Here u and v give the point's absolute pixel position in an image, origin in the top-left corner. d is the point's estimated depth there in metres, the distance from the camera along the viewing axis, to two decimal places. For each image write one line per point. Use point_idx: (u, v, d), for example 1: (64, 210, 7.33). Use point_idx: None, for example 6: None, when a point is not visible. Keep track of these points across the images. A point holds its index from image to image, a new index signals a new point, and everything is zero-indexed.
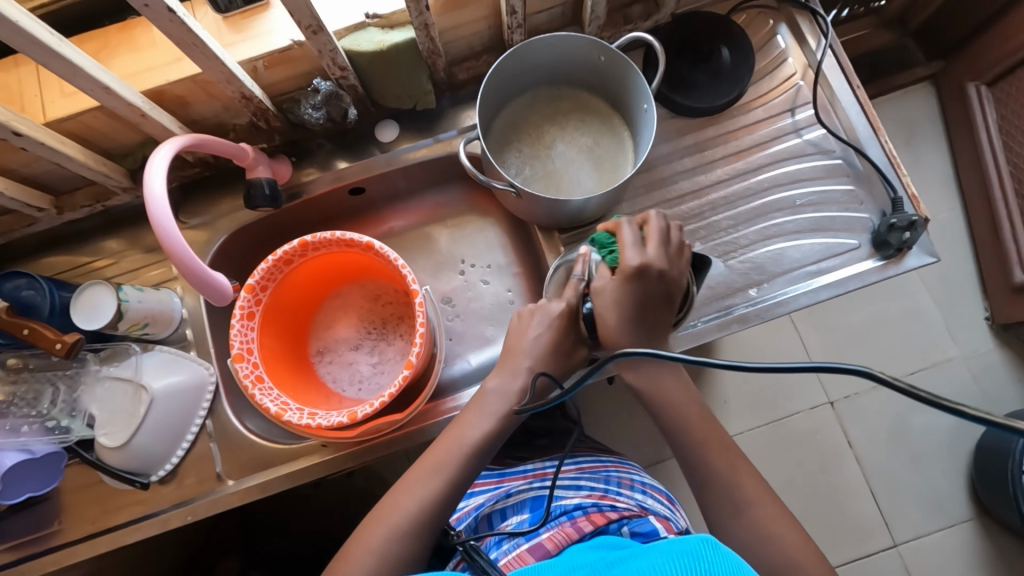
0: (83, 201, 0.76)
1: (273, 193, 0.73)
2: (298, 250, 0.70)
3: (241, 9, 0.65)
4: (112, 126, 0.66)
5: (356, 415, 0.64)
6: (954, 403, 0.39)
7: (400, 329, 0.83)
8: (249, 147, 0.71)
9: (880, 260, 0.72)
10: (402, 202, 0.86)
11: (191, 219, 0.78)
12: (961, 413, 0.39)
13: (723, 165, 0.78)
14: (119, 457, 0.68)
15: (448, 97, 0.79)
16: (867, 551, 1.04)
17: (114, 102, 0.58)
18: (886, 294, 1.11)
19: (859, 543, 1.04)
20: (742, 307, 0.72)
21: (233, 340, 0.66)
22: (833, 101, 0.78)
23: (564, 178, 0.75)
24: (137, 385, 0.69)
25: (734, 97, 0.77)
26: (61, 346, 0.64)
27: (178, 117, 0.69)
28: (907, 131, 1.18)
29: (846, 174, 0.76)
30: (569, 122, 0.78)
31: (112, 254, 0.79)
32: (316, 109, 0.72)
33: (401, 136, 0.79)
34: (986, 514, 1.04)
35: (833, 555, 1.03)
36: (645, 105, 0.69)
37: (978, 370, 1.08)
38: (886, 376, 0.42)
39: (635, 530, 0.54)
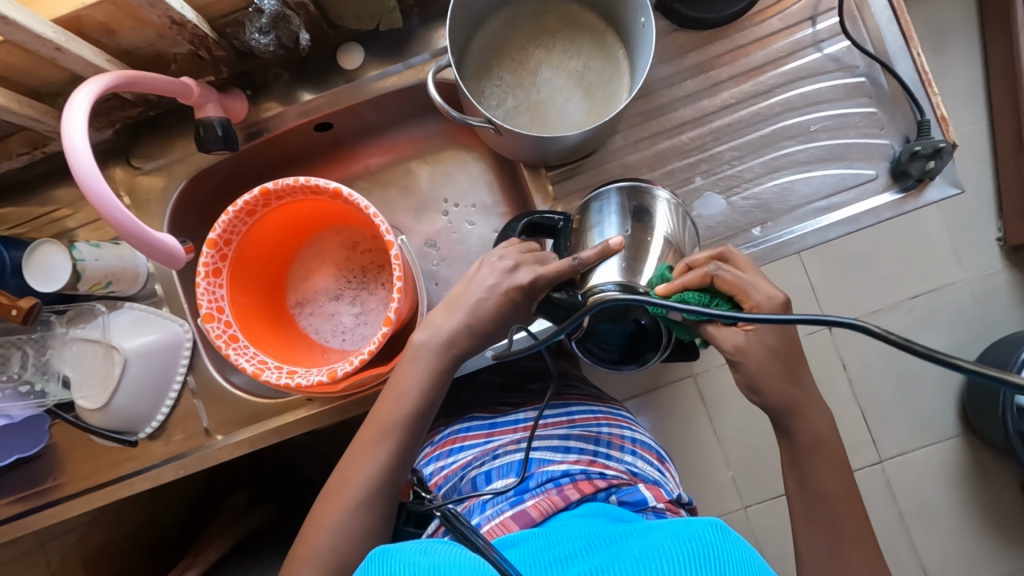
0: (19, 148, 0.69)
1: (227, 134, 0.66)
2: (261, 200, 0.65)
3: None
4: (31, 62, 0.58)
5: (336, 374, 0.61)
6: (945, 356, 0.37)
7: (381, 277, 0.79)
8: (193, 82, 0.63)
9: (897, 193, 0.65)
10: (374, 137, 0.78)
11: (144, 164, 0.71)
12: (953, 366, 0.37)
13: (730, 87, 0.70)
14: (101, 417, 0.67)
15: (417, 12, 0.69)
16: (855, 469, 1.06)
17: (19, 34, 0.50)
18: (897, 221, 1.05)
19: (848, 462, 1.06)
20: (744, 247, 0.67)
21: (200, 299, 0.62)
22: (861, 5, 0.68)
23: (551, 108, 0.67)
24: (108, 346, 0.67)
25: (747, 4, 0.67)
26: (16, 312, 0.60)
27: (106, 48, 0.60)
28: (939, 35, 1.05)
29: (869, 94, 0.68)
30: (557, 41, 0.68)
31: (65, 206, 0.73)
32: (263, 33, 0.62)
33: (366, 61, 0.70)
34: (973, 435, 1.06)
35: (855, 459, 1.07)
36: (642, 19, 0.59)
37: (985, 297, 1.04)
38: (875, 327, 0.40)
39: (624, 499, 0.56)
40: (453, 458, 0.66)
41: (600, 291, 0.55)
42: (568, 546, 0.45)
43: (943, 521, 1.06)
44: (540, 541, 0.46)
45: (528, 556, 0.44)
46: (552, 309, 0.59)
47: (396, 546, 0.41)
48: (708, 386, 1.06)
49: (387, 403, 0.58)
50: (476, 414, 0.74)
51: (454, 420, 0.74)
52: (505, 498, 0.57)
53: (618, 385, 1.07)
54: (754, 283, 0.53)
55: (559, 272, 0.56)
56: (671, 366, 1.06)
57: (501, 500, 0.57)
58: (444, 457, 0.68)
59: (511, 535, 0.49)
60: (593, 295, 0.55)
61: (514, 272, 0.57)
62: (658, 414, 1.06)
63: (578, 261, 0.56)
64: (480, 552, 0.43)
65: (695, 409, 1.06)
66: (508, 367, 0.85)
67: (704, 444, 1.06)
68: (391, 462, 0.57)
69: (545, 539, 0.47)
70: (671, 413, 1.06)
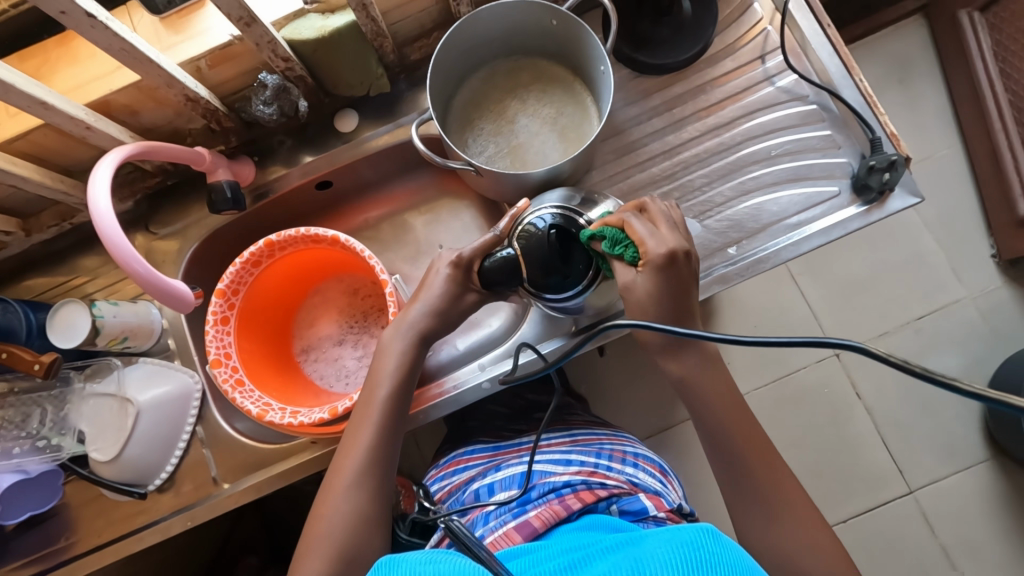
0: (50, 221, 0.76)
1: (235, 195, 0.72)
2: (265, 251, 0.71)
3: (177, 8, 0.63)
4: (65, 143, 0.66)
5: (337, 410, 0.64)
6: (944, 377, 0.39)
7: (380, 320, 0.82)
8: (205, 150, 0.70)
9: (862, 206, 0.69)
10: (371, 192, 0.85)
11: (161, 229, 0.78)
12: (952, 387, 0.39)
13: (695, 122, 0.76)
14: (112, 469, 0.69)
15: (404, 79, 0.77)
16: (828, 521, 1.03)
17: (55, 117, 0.57)
18: (882, 238, 1.08)
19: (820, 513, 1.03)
20: (720, 267, 0.70)
21: (209, 346, 0.67)
22: (804, 43, 0.74)
23: (529, 151, 0.73)
24: (122, 399, 0.70)
25: (699, 50, 0.74)
26: (38, 367, 0.64)
27: (130, 126, 0.68)
28: (898, 67, 1.13)
29: (822, 119, 0.73)
30: (529, 93, 0.75)
31: (87, 272, 0.79)
32: (267, 104, 0.70)
33: (361, 123, 0.77)
34: (1002, 457, 1.02)
35: (831, 513, 1.03)
36: (602, 66, 0.66)
37: (984, 308, 1.05)
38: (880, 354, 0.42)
39: (624, 508, 0.57)
40: (457, 475, 0.68)
41: (535, 224, 0.59)
42: (569, 557, 0.46)
43: (990, 553, 1.00)
44: (540, 552, 0.48)
45: (530, 565, 0.46)
46: (493, 279, 0.61)
47: (402, 555, 0.45)
48: None
49: (363, 415, 0.60)
50: (477, 440, 0.76)
51: (460, 446, 0.76)
52: (508, 509, 0.58)
53: (626, 420, 1.06)
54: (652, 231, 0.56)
55: (481, 249, 0.64)
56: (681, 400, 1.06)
57: (504, 511, 0.58)
58: (448, 476, 0.70)
59: (515, 547, 0.50)
60: (526, 230, 0.59)
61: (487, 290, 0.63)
62: (671, 450, 1.04)
63: (499, 234, 0.64)
64: (483, 563, 0.45)
65: None
66: (513, 403, 0.87)
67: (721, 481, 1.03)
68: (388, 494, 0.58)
69: (549, 548, 0.48)
70: (684, 448, 1.04)
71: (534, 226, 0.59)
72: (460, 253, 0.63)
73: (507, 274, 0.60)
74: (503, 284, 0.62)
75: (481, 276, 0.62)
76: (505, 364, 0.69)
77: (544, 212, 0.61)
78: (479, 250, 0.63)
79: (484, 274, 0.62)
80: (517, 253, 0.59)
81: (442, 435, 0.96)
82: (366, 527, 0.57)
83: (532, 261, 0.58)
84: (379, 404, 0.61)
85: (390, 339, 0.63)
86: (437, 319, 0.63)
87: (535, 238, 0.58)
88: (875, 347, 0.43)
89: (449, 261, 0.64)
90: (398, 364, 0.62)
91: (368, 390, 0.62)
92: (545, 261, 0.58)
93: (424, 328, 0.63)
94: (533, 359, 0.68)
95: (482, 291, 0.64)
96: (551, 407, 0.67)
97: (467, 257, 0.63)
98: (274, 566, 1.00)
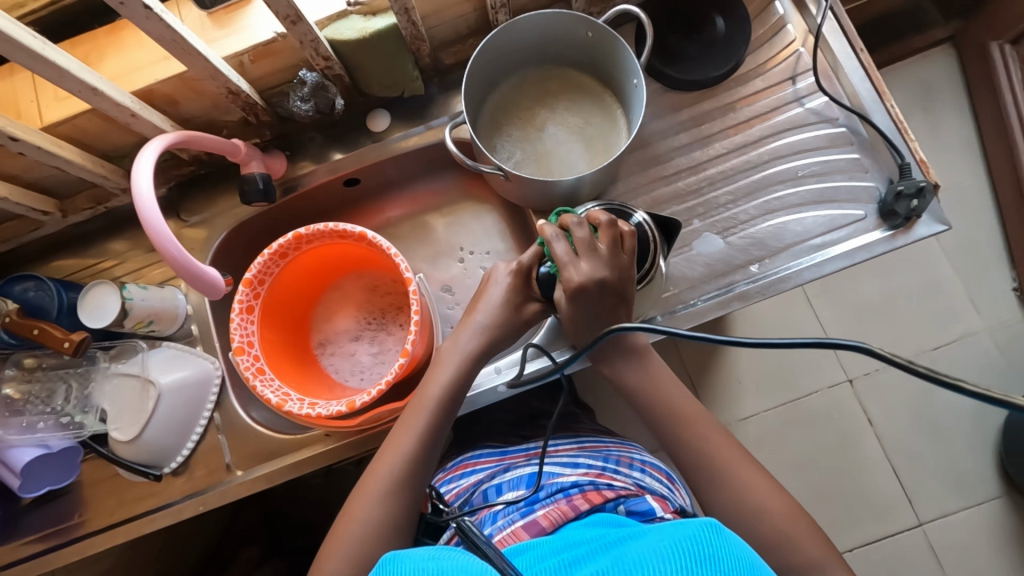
0: (85, 204, 0.77)
1: (267, 186, 0.73)
2: (292, 244, 0.72)
3: (224, 4, 0.65)
4: (107, 128, 0.68)
5: (355, 404, 0.65)
6: (950, 378, 0.39)
7: (399, 319, 0.83)
8: (241, 143, 0.72)
9: (887, 231, 0.68)
10: (396, 191, 0.86)
11: (191, 217, 0.79)
12: (957, 388, 0.38)
13: (721, 139, 0.76)
14: (130, 450, 0.71)
15: (437, 82, 0.79)
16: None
17: (102, 103, 0.59)
18: (903, 264, 1.07)
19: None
20: (742, 283, 0.70)
21: (233, 334, 0.68)
22: (835, 66, 0.74)
23: (555, 160, 0.74)
24: (145, 380, 0.71)
25: (729, 68, 0.75)
26: (68, 345, 0.66)
27: (170, 115, 0.70)
28: (926, 95, 1.12)
29: (850, 142, 0.73)
30: (559, 102, 0.76)
31: (117, 255, 0.81)
32: (304, 101, 0.73)
33: (391, 124, 0.78)
34: (1016, 494, 1.01)
35: (840, 540, 1.01)
36: (635, 80, 0.67)
37: (1004, 342, 1.04)
38: (883, 353, 0.42)
39: (632, 509, 0.57)
40: (465, 479, 0.68)
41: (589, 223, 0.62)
42: (572, 553, 0.47)
43: None
44: (544, 548, 0.48)
45: (536, 562, 0.47)
46: (552, 284, 0.61)
47: (406, 552, 0.45)
48: None
49: (409, 420, 0.61)
50: (488, 443, 0.76)
51: (467, 451, 0.76)
52: (516, 508, 0.59)
53: (635, 434, 1.05)
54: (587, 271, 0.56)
55: (537, 256, 0.62)
56: None
57: (512, 511, 0.59)
58: (455, 480, 0.69)
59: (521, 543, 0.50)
60: None
61: (508, 293, 0.63)
62: None
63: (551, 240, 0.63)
64: (491, 560, 0.45)
65: None
66: (524, 409, 0.87)
67: None
68: (399, 494, 0.58)
69: (554, 544, 0.49)
70: None
71: None
72: (519, 261, 0.63)
73: None
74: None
75: (540, 284, 0.62)
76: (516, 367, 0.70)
77: (584, 216, 0.63)
78: (537, 257, 0.62)
79: (542, 281, 0.62)
80: None
81: (449, 437, 0.96)
82: (381, 522, 0.57)
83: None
84: (430, 406, 0.61)
85: (448, 352, 0.64)
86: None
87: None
88: (879, 347, 0.42)
89: (510, 270, 0.64)
90: (451, 378, 0.62)
91: (420, 391, 0.63)
92: None
93: (467, 332, 0.64)
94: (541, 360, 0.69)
95: (544, 300, 0.63)
96: (556, 411, 0.67)
97: (525, 264, 0.63)
98: (276, 558, 1.00)
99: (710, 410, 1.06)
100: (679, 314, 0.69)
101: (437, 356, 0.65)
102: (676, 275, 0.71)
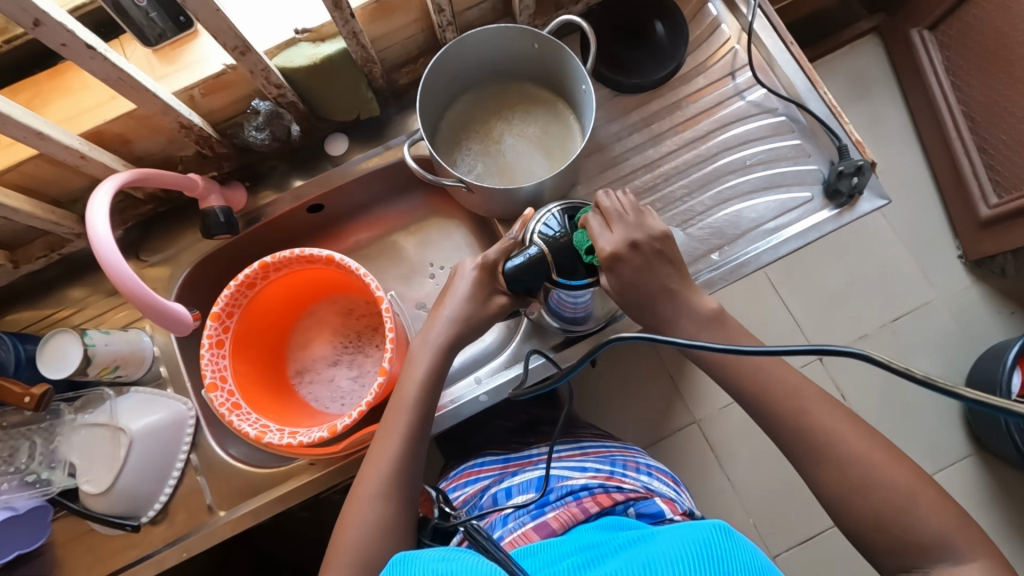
0: (39, 252, 0.75)
1: (228, 219, 0.73)
2: (260, 273, 0.71)
3: (171, 40, 0.65)
4: (56, 172, 0.66)
5: (336, 428, 0.64)
6: (947, 386, 0.41)
7: (375, 339, 0.82)
8: (199, 177, 0.71)
9: (834, 210, 0.72)
10: (361, 214, 0.86)
11: (151, 256, 0.77)
12: (954, 394, 0.41)
13: (672, 136, 0.80)
14: (103, 502, 0.68)
15: (392, 102, 0.80)
16: (807, 536, 1.02)
17: (50, 147, 0.58)
18: (854, 242, 1.13)
19: (800, 527, 1.02)
20: (705, 272, 0.72)
21: (205, 370, 0.67)
22: (769, 60, 0.79)
23: (516, 168, 0.75)
24: (115, 428, 0.69)
25: (672, 69, 0.79)
26: (29, 399, 0.63)
27: (122, 155, 0.69)
28: (858, 82, 1.19)
29: (791, 129, 0.77)
30: (514, 113, 0.78)
31: (75, 303, 0.78)
32: (259, 130, 0.72)
33: (350, 147, 0.79)
34: (986, 452, 1.05)
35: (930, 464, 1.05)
36: (583, 86, 0.69)
37: (956, 309, 1.10)
38: (879, 358, 0.44)
39: (641, 511, 0.58)
40: (471, 486, 0.68)
41: (550, 221, 0.59)
42: (583, 555, 0.47)
43: None
44: (554, 551, 0.48)
45: (542, 566, 0.47)
46: (518, 281, 0.59)
47: (417, 552, 0.45)
48: (711, 431, 1.06)
49: (390, 418, 0.61)
50: (487, 452, 0.76)
51: (468, 459, 0.76)
52: (526, 511, 0.59)
53: (623, 431, 1.06)
54: (626, 242, 0.57)
55: (503, 251, 0.62)
56: (672, 410, 1.07)
57: (523, 513, 0.59)
58: (460, 488, 0.69)
59: (529, 545, 0.51)
60: (540, 233, 0.59)
61: (479, 303, 0.63)
62: (670, 459, 1.05)
63: (517, 239, 0.62)
64: (499, 563, 0.45)
65: (702, 454, 1.05)
66: (515, 418, 0.88)
67: (720, 494, 1.04)
68: (388, 514, 0.57)
69: (562, 548, 0.49)
70: (680, 459, 1.05)
71: (550, 232, 0.59)
72: (484, 255, 0.63)
73: (537, 276, 0.58)
74: (529, 285, 0.59)
75: (506, 280, 0.60)
76: (514, 373, 0.70)
77: (549, 216, 0.60)
78: (503, 252, 0.62)
79: (509, 277, 0.59)
80: (542, 250, 0.57)
81: (437, 454, 0.95)
82: (372, 546, 0.55)
83: (563, 258, 0.57)
84: (406, 401, 0.61)
85: (419, 348, 0.64)
86: (434, 332, 0.64)
87: (561, 240, 0.58)
88: (878, 355, 0.44)
89: (475, 265, 0.64)
90: (423, 372, 0.63)
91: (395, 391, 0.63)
92: (576, 254, 0.58)
93: (437, 324, 0.64)
94: (544, 363, 0.70)
95: (509, 293, 0.63)
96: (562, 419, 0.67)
97: (490, 259, 0.63)
98: None
99: (691, 403, 1.07)
100: None
101: (411, 350, 0.65)
102: None
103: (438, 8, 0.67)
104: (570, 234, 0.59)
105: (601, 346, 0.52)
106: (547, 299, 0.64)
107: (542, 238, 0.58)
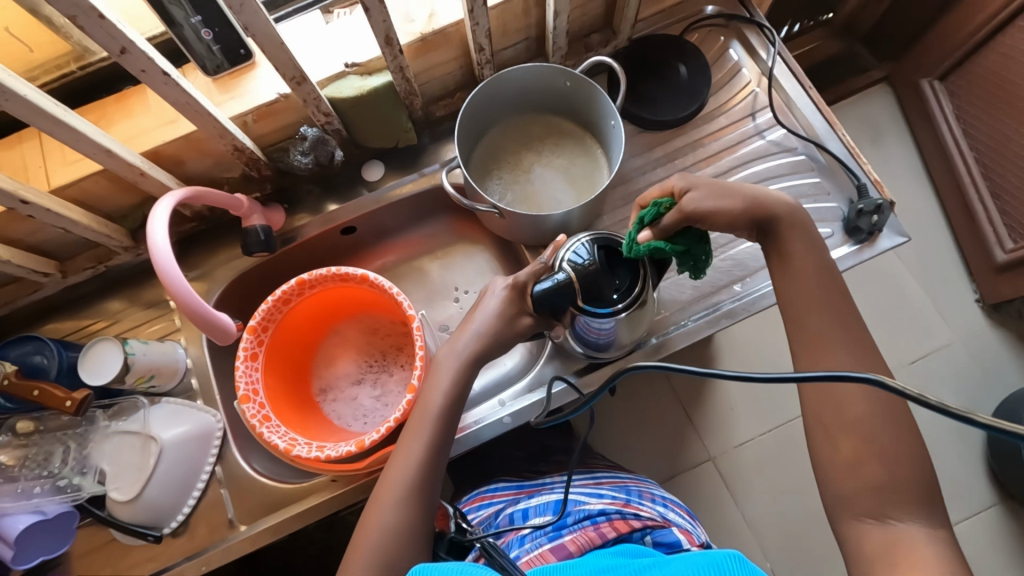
0: (85, 263, 0.79)
1: (268, 237, 0.76)
2: (295, 290, 0.74)
3: (229, 70, 0.70)
4: (113, 188, 0.70)
5: (363, 443, 0.65)
6: (964, 413, 0.40)
7: (400, 359, 0.84)
8: (244, 197, 0.75)
9: (854, 245, 0.74)
10: (391, 238, 0.89)
11: (190, 272, 0.81)
12: (970, 421, 0.40)
13: (694, 171, 0.83)
14: (128, 511, 0.69)
15: (427, 133, 0.84)
16: None
17: (113, 163, 0.62)
18: (871, 280, 1.14)
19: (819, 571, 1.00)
20: (727, 302, 0.73)
21: (239, 382, 0.69)
22: (788, 102, 0.83)
23: (544, 196, 0.79)
24: (145, 436, 0.70)
25: (695, 109, 0.82)
26: (70, 404, 0.65)
27: (174, 174, 0.73)
28: (872, 127, 1.23)
29: (810, 167, 0.80)
30: (543, 146, 0.82)
31: (114, 313, 0.81)
32: (304, 154, 0.76)
33: (386, 173, 0.83)
34: (1011, 501, 1.02)
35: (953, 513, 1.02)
36: (612, 122, 0.73)
37: (974, 351, 1.09)
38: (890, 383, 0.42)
39: (658, 540, 0.57)
40: (484, 509, 0.68)
41: (581, 247, 0.62)
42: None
43: None
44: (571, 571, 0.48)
45: None
46: (545, 304, 0.60)
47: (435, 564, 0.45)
48: (727, 468, 1.05)
49: (412, 429, 0.62)
50: (502, 478, 0.76)
51: (482, 485, 0.76)
52: (543, 532, 0.59)
53: (639, 463, 1.05)
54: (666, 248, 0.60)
55: (533, 274, 0.64)
56: (688, 444, 1.06)
57: (540, 535, 0.59)
58: (474, 510, 0.69)
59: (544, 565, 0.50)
60: (570, 261, 0.61)
61: (507, 324, 0.65)
62: (686, 494, 1.03)
63: (545, 264, 0.64)
64: None
65: (718, 490, 1.04)
66: (534, 444, 0.88)
67: (737, 532, 1.02)
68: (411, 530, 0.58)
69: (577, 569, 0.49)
70: (696, 495, 1.03)
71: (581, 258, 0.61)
72: (515, 276, 0.65)
73: (563, 300, 0.60)
74: (555, 308, 0.60)
75: (532, 302, 0.61)
76: (537, 398, 0.71)
77: (578, 245, 0.62)
78: (532, 275, 0.64)
79: (535, 299, 0.61)
80: (569, 277, 0.60)
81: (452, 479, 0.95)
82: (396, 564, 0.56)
83: (590, 285, 0.60)
84: (435, 416, 0.62)
85: (446, 357, 0.66)
86: (454, 352, 0.65)
87: (589, 267, 0.60)
88: (893, 382, 0.42)
89: (506, 284, 0.66)
90: (450, 384, 0.64)
91: (420, 401, 0.64)
92: (604, 280, 0.60)
93: (464, 337, 0.66)
94: (566, 389, 0.71)
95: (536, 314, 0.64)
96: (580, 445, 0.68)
97: (520, 281, 0.65)
98: None
99: (707, 438, 1.06)
100: (674, 336, 0.72)
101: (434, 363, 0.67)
102: (666, 299, 0.75)
103: (478, 46, 0.71)
104: (599, 261, 0.60)
105: (619, 376, 0.53)
106: (574, 323, 0.65)
107: (570, 265, 0.61)
